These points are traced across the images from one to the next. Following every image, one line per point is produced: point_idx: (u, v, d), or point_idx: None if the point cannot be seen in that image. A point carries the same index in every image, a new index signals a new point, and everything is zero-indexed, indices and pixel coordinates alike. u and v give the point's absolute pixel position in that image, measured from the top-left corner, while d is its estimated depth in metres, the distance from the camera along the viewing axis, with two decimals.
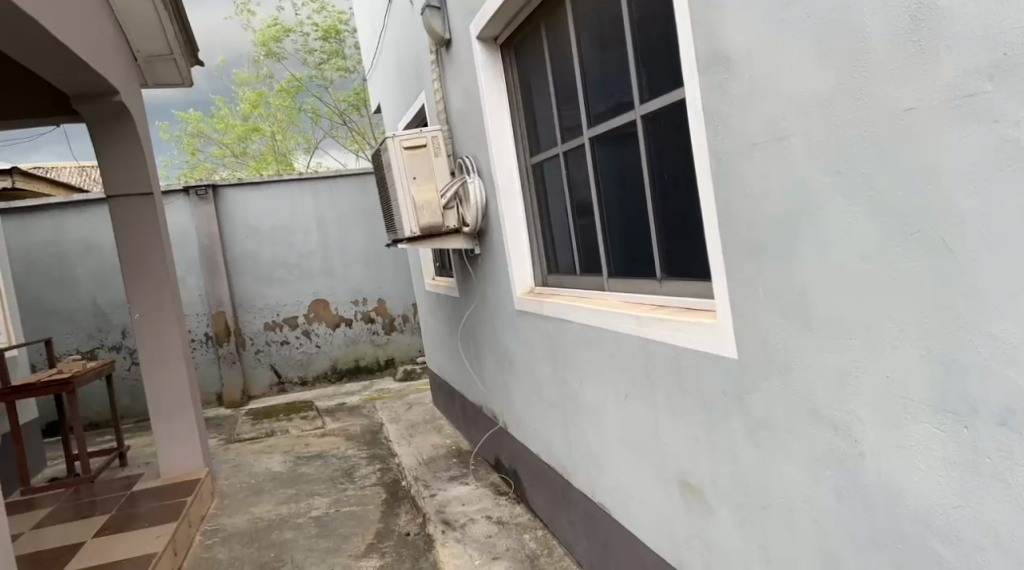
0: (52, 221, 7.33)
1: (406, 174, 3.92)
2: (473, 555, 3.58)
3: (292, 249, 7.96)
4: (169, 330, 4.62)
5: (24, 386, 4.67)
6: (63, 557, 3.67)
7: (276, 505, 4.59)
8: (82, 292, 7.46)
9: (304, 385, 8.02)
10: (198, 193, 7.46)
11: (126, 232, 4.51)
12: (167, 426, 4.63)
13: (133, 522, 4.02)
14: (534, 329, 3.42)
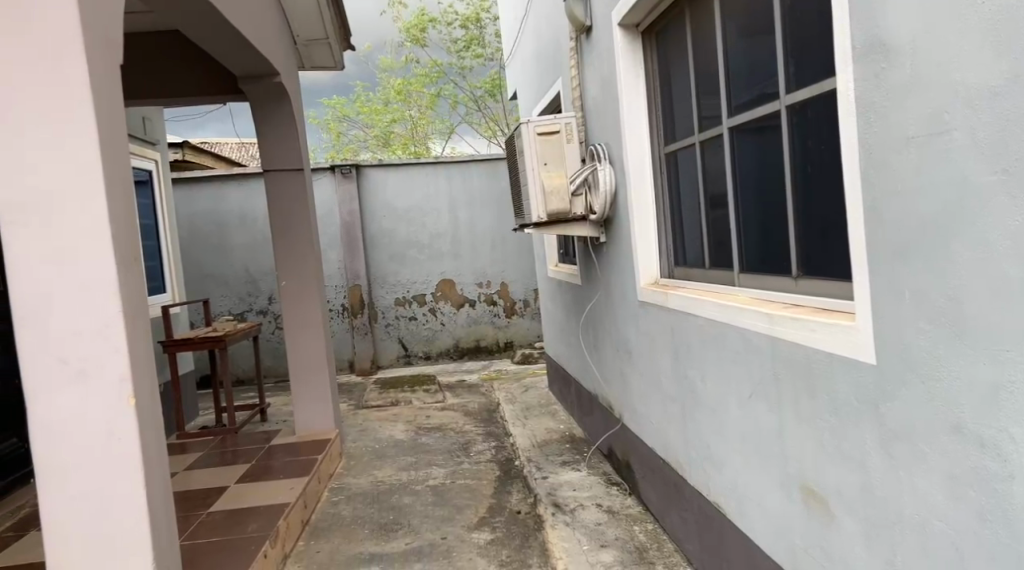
0: (212, 192, 7.89)
1: (537, 160, 3.98)
2: (582, 539, 3.63)
3: (423, 229, 8.23)
4: (309, 298, 4.89)
5: (184, 341, 5.08)
6: (209, 497, 3.99)
7: (396, 471, 4.79)
8: (235, 259, 8.00)
9: (427, 360, 8.31)
10: (342, 171, 7.83)
11: (277, 203, 4.80)
12: (301, 388, 4.93)
13: (270, 473, 4.32)
14: (657, 320, 3.40)
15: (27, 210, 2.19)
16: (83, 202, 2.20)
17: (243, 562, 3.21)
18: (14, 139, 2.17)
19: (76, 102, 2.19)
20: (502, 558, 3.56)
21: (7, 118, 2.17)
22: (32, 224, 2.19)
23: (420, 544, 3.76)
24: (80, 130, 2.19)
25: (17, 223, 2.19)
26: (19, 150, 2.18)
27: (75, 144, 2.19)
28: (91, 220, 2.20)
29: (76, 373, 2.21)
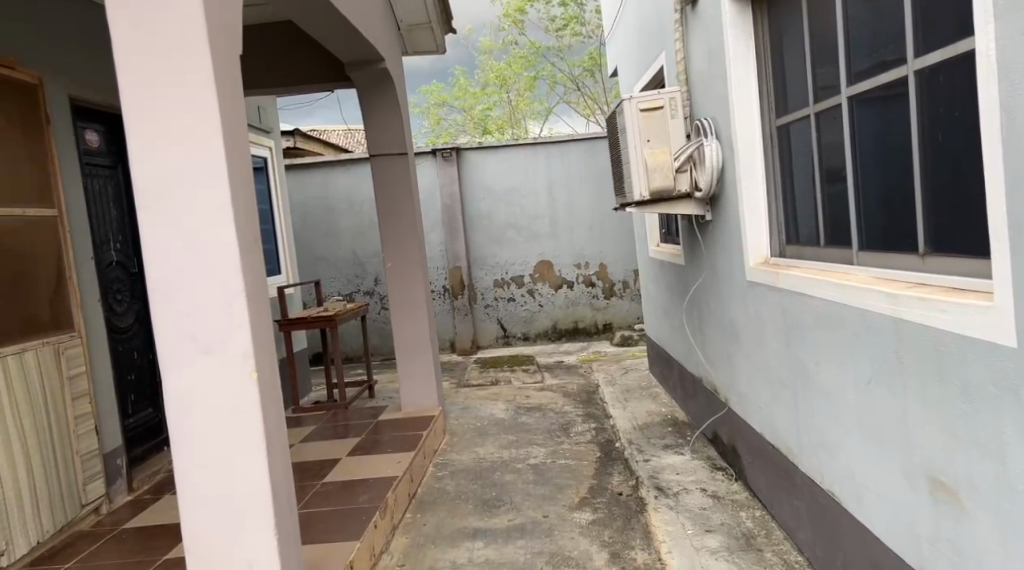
0: (321, 177, 8.16)
1: (640, 138, 3.90)
2: (685, 523, 3.57)
3: (522, 211, 8.24)
4: (413, 278, 4.99)
5: (298, 319, 5.30)
6: (323, 469, 4.15)
7: (497, 449, 4.85)
8: (343, 242, 8.25)
9: (525, 341, 8.36)
10: (442, 154, 7.95)
11: (381, 186, 4.91)
12: (407, 366, 5.06)
13: (378, 447, 4.45)
14: (767, 301, 3.29)
15: (158, 195, 2.31)
16: (208, 187, 2.30)
17: (353, 533, 3.31)
18: (147, 128, 2.29)
19: (201, 91, 2.28)
20: (605, 538, 3.55)
21: (140, 109, 2.29)
22: (163, 207, 2.31)
23: (522, 521, 3.79)
24: (204, 118, 2.29)
25: (149, 207, 2.31)
26: (152, 138, 2.30)
27: (200, 131, 2.29)
28: (215, 204, 2.31)
29: (204, 349, 2.33)
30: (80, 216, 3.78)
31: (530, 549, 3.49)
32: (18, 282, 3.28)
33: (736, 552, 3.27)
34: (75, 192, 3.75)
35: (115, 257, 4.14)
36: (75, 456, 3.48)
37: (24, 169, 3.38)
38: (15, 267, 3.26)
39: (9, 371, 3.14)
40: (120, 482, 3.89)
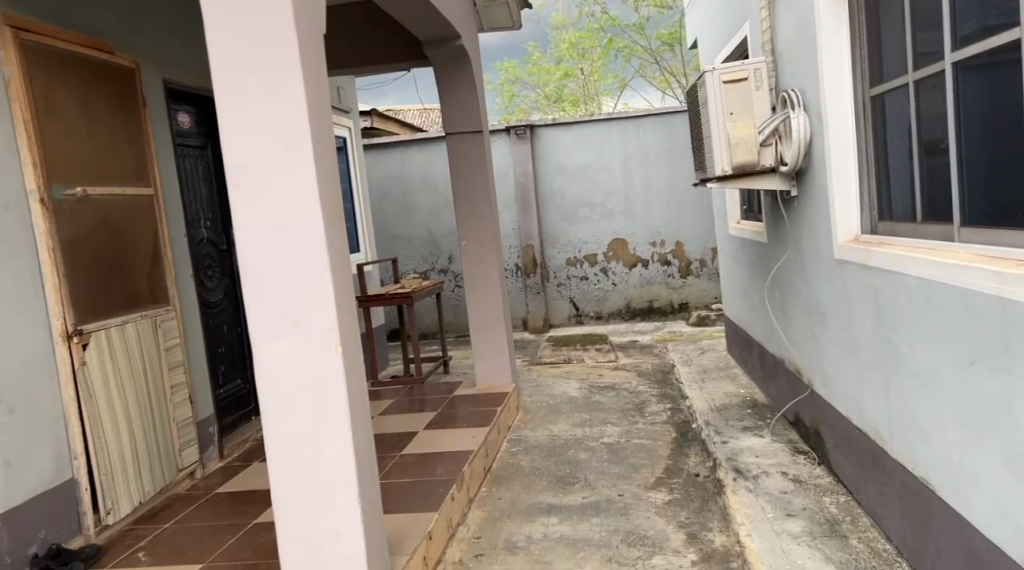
0: (398, 157, 8.25)
1: (722, 111, 3.78)
2: (766, 507, 3.49)
3: (596, 188, 8.15)
4: (488, 255, 4.99)
5: (376, 296, 5.41)
6: (401, 442, 4.23)
7: (572, 427, 4.83)
8: (419, 220, 8.34)
9: (598, 320, 8.31)
10: (516, 131, 7.94)
11: (457, 163, 4.91)
12: (482, 343, 5.09)
13: (453, 422, 4.50)
14: (857, 281, 3.17)
15: (247, 172, 2.35)
16: (294, 164, 2.34)
17: (430, 505, 3.35)
18: (236, 108, 2.34)
19: (287, 70, 2.31)
20: (682, 519, 3.50)
21: (230, 90, 2.33)
22: (253, 184, 2.36)
23: (597, 498, 3.78)
24: (291, 97, 2.32)
25: (239, 184, 2.36)
26: (241, 117, 2.34)
27: (287, 109, 2.33)
28: (301, 181, 2.34)
29: (291, 323, 2.38)
30: (174, 194, 3.91)
31: (606, 527, 3.47)
32: (120, 257, 3.42)
33: (820, 538, 3.18)
34: (169, 171, 3.88)
35: (205, 234, 4.28)
36: (172, 424, 3.63)
37: (124, 150, 3.51)
38: (117, 243, 3.40)
39: (113, 342, 3.28)
40: (212, 449, 4.04)
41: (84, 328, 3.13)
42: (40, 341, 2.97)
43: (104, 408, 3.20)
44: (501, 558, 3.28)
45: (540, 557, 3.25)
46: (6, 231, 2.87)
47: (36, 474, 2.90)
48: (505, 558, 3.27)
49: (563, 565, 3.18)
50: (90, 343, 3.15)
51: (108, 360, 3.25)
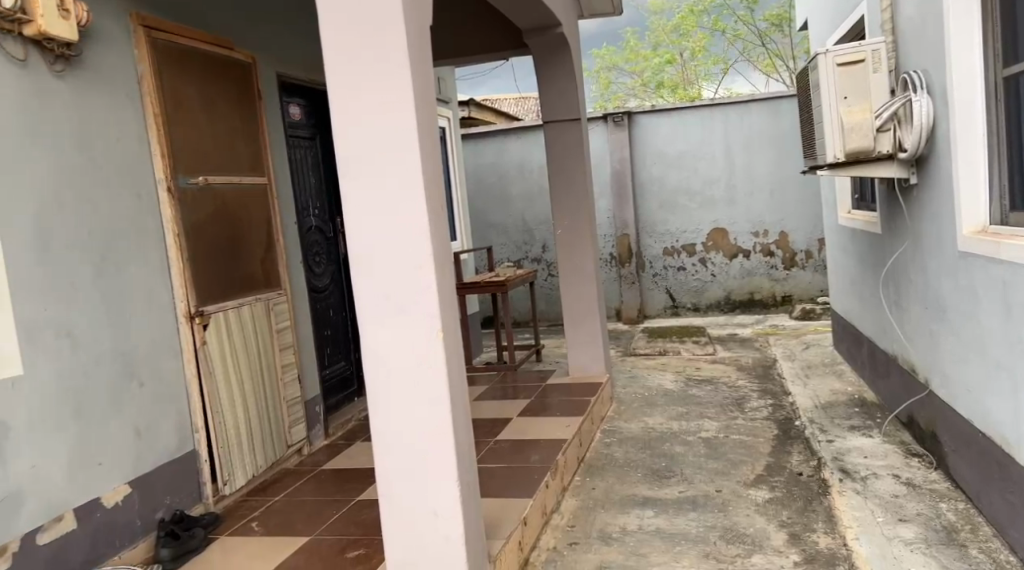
0: (495, 146, 8.29)
1: (836, 94, 3.61)
2: (875, 510, 3.34)
3: (696, 176, 7.97)
4: (585, 244, 4.95)
5: (472, 283, 5.45)
6: (495, 428, 4.27)
7: (667, 420, 4.74)
8: (514, 209, 8.36)
9: (696, 312, 8.13)
10: (614, 119, 7.86)
11: (556, 151, 4.89)
12: (577, 333, 5.06)
13: (547, 410, 4.50)
14: (984, 274, 2.97)
15: (355, 160, 2.40)
16: (400, 154, 2.37)
17: (525, 492, 3.35)
18: (347, 99, 2.38)
19: (397, 61, 2.34)
20: (784, 519, 3.38)
21: (341, 82, 2.37)
22: (360, 172, 2.40)
23: (694, 494, 3.70)
24: (398, 88, 2.35)
25: (347, 173, 2.40)
26: (351, 106, 2.38)
27: (395, 99, 2.35)
28: (407, 170, 2.37)
29: (396, 309, 2.42)
30: (286, 183, 4.05)
31: (702, 523, 3.39)
32: (237, 243, 3.56)
33: (936, 546, 3.01)
34: (280, 160, 4.01)
35: (314, 222, 4.43)
36: (282, 403, 3.78)
37: (241, 141, 3.65)
38: (235, 230, 3.54)
39: (230, 325, 3.42)
40: (318, 428, 4.17)
41: (205, 310, 3.29)
42: (167, 321, 3.13)
43: (222, 387, 3.35)
44: (594, 548, 3.24)
45: (635, 550, 3.20)
46: (137, 215, 3.03)
47: (163, 445, 3.06)
48: (599, 549, 3.23)
49: (658, 558, 3.12)
50: (210, 325, 3.30)
51: (227, 342, 3.40)
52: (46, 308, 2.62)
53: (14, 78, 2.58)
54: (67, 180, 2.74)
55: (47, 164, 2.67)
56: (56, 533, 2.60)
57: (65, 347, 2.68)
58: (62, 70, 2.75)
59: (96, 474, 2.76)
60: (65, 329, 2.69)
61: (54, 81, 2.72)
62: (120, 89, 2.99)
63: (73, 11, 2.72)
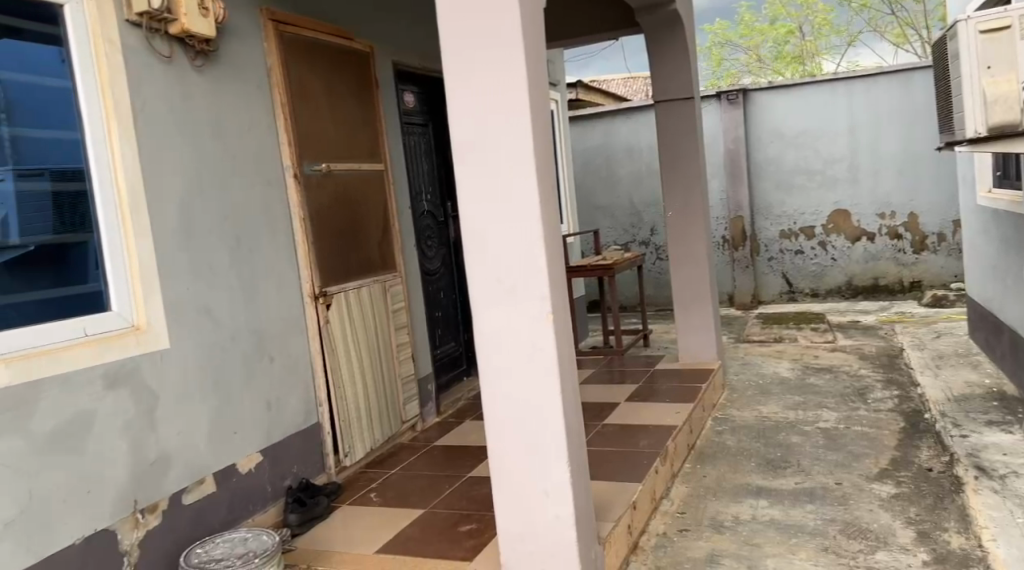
0: (604, 127, 8.20)
1: (977, 64, 3.36)
2: (1016, 511, 3.11)
3: (816, 155, 7.62)
4: (697, 227, 4.82)
5: (579, 267, 5.42)
6: (603, 412, 4.24)
7: (783, 409, 4.58)
8: (622, 192, 8.24)
9: (814, 298, 7.80)
10: (728, 97, 7.63)
11: (667, 132, 4.77)
12: (687, 317, 4.95)
13: (655, 396, 4.43)
14: None
15: (470, 145, 2.41)
16: (515, 137, 2.36)
17: (635, 476, 3.32)
18: (462, 83, 2.39)
19: (512, 44, 2.33)
20: (911, 515, 3.20)
21: (455, 66, 2.39)
22: (475, 157, 2.41)
23: (811, 485, 3.55)
24: (514, 71, 2.34)
25: (463, 157, 2.42)
26: (464, 92, 2.39)
27: (510, 83, 2.35)
28: (521, 154, 2.36)
29: (508, 291, 2.42)
30: (401, 167, 4.13)
31: (822, 515, 3.26)
32: (356, 227, 3.66)
33: None
34: (395, 145, 4.10)
35: (426, 207, 4.52)
36: (398, 380, 3.88)
37: (359, 127, 3.74)
38: (354, 215, 3.65)
39: (351, 305, 3.54)
40: (431, 405, 4.26)
41: (329, 291, 3.41)
42: (293, 300, 3.26)
43: (343, 364, 3.47)
44: (706, 536, 3.18)
45: (748, 540, 3.11)
46: (266, 199, 3.16)
47: (290, 418, 3.20)
48: (711, 537, 3.16)
49: (773, 549, 3.02)
50: (332, 305, 3.42)
51: (347, 321, 3.52)
52: (189, 287, 2.77)
53: (162, 73, 2.72)
54: (206, 166, 2.89)
55: (189, 150, 2.81)
56: (199, 494, 2.77)
57: (206, 324, 2.84)
58: (202, 65, 2.89)
59: (232, 443, 2.92)
60: (205, 307, 2.84)
61: (195, 76, 2.86)
62: (251, 79, 3.12)
63: (211, 9, 2.83)
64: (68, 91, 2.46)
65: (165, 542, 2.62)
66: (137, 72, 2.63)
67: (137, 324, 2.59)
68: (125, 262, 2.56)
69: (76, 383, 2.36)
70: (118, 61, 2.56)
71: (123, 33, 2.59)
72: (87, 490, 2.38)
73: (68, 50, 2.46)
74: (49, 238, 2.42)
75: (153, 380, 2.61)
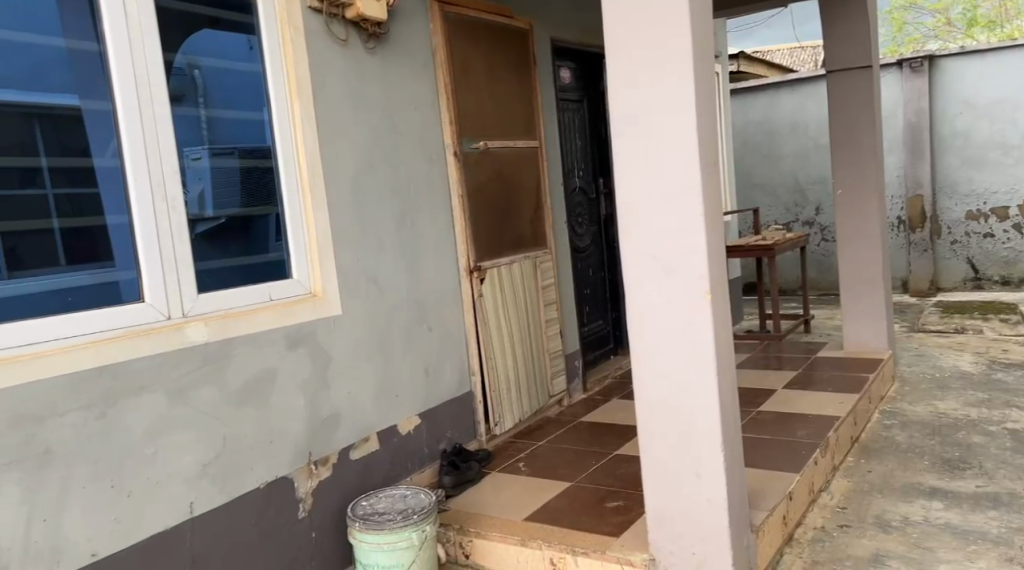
0: (768, 100, 7.84)
1: None
2: None
3: (1013, 128, 6.92)
4: (870, 207, 4.53)
5: (737, 247, 5.25)
6: (759, 398, 4.11)
7: (963, 406, 4.24)
8: (785, 168, 7.86)
9: (1004, 287, 7.13)
10: (912, 65, 7.10)
11: (840, 105, 4.49)
12: (854, 303, 4.68)
13: (817, 384, 4.23)
14: None
15: (630, 119, 2.38)
16: (677, 112, 2.31)
17: (793, 466, 3.20)
18: (624, 57, 2.37)
19: (678, 15, 2.27)
20: None
21: (618, 41, 2.37)
22: (636, 132, 2.38)
23: (995, 490, 3.28)
24: (678, 44, 2.28)
25: (622, 132, 2.40)
26: (625, 67, 2.37)
27: (675, 56, 2.29)
28: (685, 129, 2.31)
29: (664, 269, 2.39)
30: (555, 144, 4.16)
31: (1006, 523, 3.01)
32: (510, 202, 3.73)
33: None
34: (551, 121, 4.13)
35: (578, 183, 4.54)
36: (546, 354, 3.94)
37: (516, 104, 3.80)
38: (509, 191, 3.71)
39: (503, 278, 3.62)
40: (577, 381, 4.30)
41: (483, 265, 3.51)
42: (450, 273, 3.38)
43: (495, 336, 3.57)
44: (870, 534, 3.01)
45: (919, 542, 2.93)
46: (428, 175, 3.28)
47: (445, 386, 3.33)
48: (877, 535, 3.00)
49: (948, 555, 2.82)
50: (486, 279, 3.52)
51: (499, 295, 3.61)
52: (359, 258, 2.94)
53: (338, 55, 2.88)
54: (376, 142, 3.03)
55: (361, 129, 2.97)
56: (364, 451, 2.95)
57: (373, 293, 3.00)
58: (374, 47, 3.03)
59: (394, 405, 3.08)
60: (372, 277, 3.00)
61: (367, 57, 3.00)
62: (418, 59, 3.24)
63: None
64: (257, 75, 2.66)
65: (334, 493, 2.82)
66: (318, 55, 2.80)
67: (314, 290, 2.78)
68: (304, 233, 2.75)
69: (260, 343, 2.57)
70: (302, 46, 2.73)
71: (306, 18, 2.76)
72: (270, 440, 2.60)
73: (259, 38, 2.65)
74: (237, 211, 2.61)
75: (327, 342, 2.79)
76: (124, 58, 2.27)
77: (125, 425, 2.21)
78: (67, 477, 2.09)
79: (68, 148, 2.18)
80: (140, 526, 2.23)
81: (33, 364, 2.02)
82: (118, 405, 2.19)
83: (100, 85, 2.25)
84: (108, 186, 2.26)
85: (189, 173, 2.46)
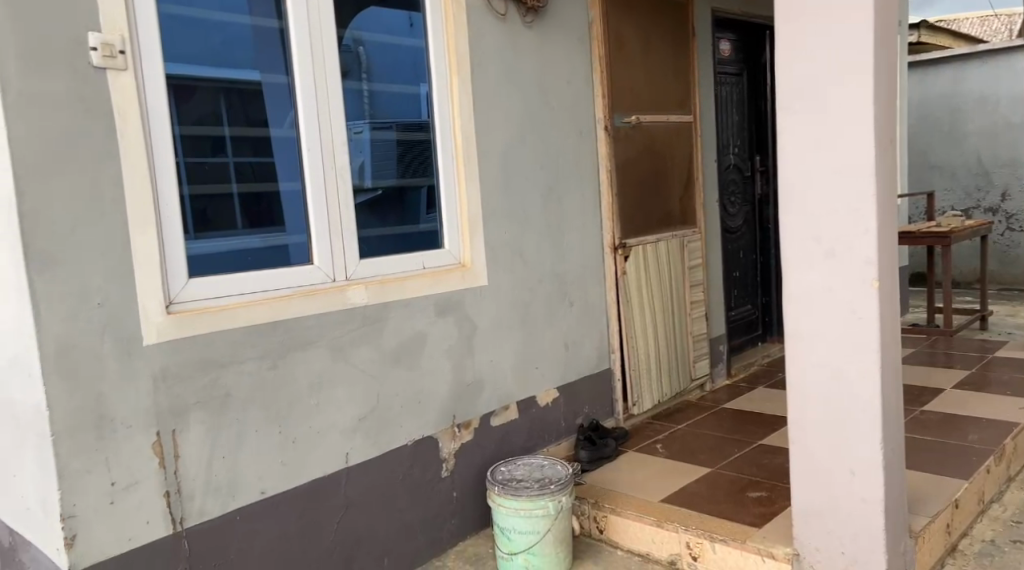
0: (954, 74, 7.21)
1: None
2: None
3: None
4: None
5: (908, 233, 4.90)
6: (924, 396, 3.84)
7: None
8: (968, 148, 7.23)
9: None
10: None
11: None
12: None
13: (993, 386, 3.90)
14: None
15: (796, 95, 2.27)
16: (851, 88, 2.17)
17: (960, 472, 2.97)
18: (795, 29, 2.25)
19: None
20: None
21: (790, 12, 2.25)
22: (803, 108, 2.26)
23: None
24: (857, 15, 2.14)
25: (788, 107, 2.29)
26: (795, 41, 2.25)
27: (851, 29, 2.15)
28: (857, 105, 2.17)
29: (826, 253, 2.27)
30: (710, 120, 4.03)
31: None
32: (660, 179, 3.66)
33: None
34: (708, 96, 4.00)
35: (733, 160, 4.37)
36: (689, 337, 3.86)
37: (671, 79, 3.70)
38: (659, 168, 3.64)
39: (648, 257, 3.57)
40: (721, 365, 4.18)
41: (628, 242, 3.47)
42: (596, 248, 3.37)
43: (637, 315, 3.53)
44: None
45: None
46: (579, 150, 3.27)
47: (585, 361, 3.34)
48: None
49: None
50: (631, 257, 3.48)
51: (644, 273, 3.56)
52: (507, 230, 2.98)
53: (497, 29, 2.91)
54: (529, 116, 3.06)
55: (516, 103, 3.00)
56: (504, 419, 3.02)
57: (520, 265, 3.04)
58: (531, 21, 3.04)
59: (534, 377, 3.13)
60: (519, 250, 3.04)
61: (525, 31, 3.02)
62: (575, 33, 3.22)
63: None
64: (420, 50, 2.74)
65: (474, 457, 2.91)
66: (478, 30, 2.85)
67: (464, 261, 2.86)
68: (456, 204, 2.83)
69: (413, 308, 2.67)
70: (463, 20, 2.79)
71: None
72: (419, 401, 2.71)
73: (423, 14, 2.73)
74: (394, 182, 2.70)
75: (473, 311, 2.87)
76: (301, 33, 2.40)
77: (292, 376, 2.37)
78: (242, 420, 2.27)
79: (252, 119, 2.34)
80: (301, 471, 2.40)
81: (218, 315, 2.20)
82: (286, 358, 2.35)
83: (279, 59, 2.39)
84: (283, 154, 2.41)
85: (353, 145, 2.57)
